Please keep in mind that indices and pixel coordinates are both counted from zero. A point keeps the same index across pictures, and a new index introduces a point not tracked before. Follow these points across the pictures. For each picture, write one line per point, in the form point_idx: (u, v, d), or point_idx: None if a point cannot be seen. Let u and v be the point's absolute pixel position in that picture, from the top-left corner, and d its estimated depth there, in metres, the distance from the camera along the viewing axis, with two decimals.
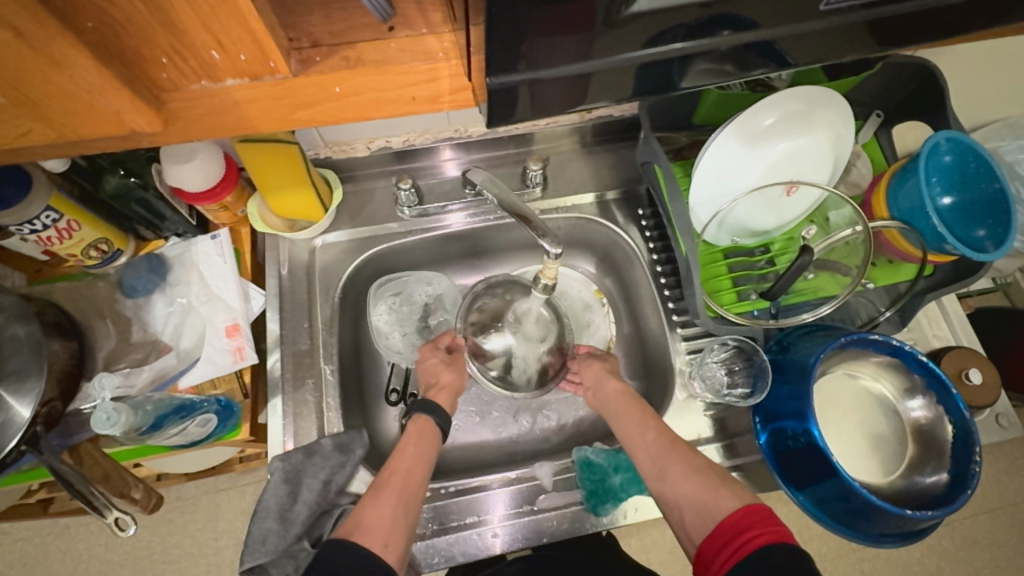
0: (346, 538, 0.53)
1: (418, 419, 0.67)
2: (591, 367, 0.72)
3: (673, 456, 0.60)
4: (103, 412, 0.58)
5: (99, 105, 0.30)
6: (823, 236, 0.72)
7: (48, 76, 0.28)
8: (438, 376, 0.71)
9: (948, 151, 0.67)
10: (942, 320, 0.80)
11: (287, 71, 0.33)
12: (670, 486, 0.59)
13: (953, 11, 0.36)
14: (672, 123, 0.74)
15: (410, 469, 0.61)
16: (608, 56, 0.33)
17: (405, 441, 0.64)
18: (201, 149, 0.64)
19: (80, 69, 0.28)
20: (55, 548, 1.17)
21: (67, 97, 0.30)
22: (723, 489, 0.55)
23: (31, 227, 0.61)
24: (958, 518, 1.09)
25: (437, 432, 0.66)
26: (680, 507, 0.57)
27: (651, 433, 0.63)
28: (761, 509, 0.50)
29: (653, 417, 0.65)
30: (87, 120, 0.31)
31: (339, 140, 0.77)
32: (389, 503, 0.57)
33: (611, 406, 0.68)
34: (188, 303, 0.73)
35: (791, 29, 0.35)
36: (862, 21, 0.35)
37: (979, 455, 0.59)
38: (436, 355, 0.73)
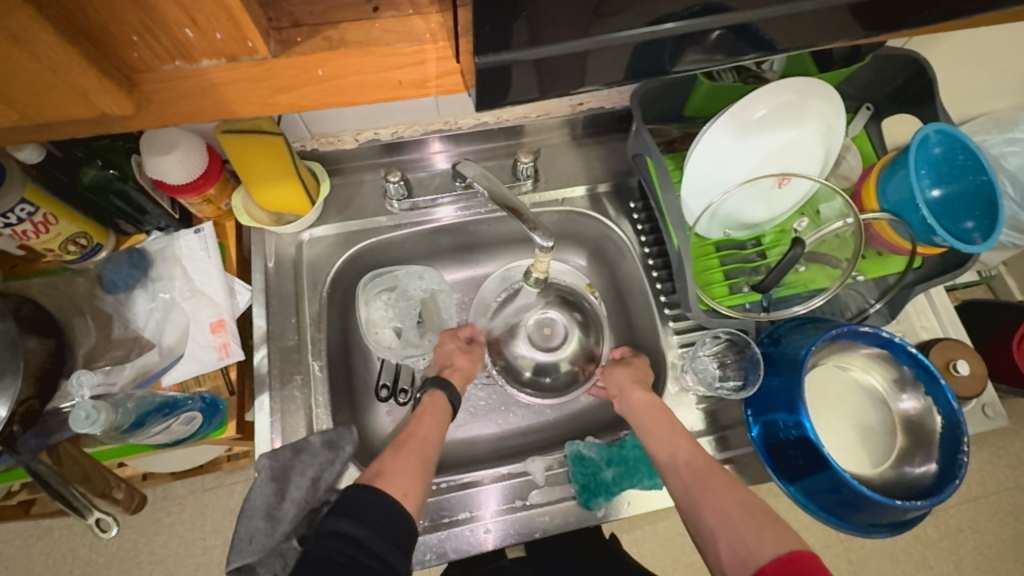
0: (370, 483, 0.56)
1: (430, 396, 0.69)
2: (616, 374, 0.73)
3: (711, 484, 0.60)
4: (81, 411, 0.56)
5: (66, 86, 0.29)
6: (814, 228, 0.72)
7: (8, 54, 0.26)
8: (454, 359, 0.75)
9: (937, 144, 0.67)
10: (929, 312, 0.80)
11: (266, 51, 0.31)
12: (702, 511, 0.58)
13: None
14: (664, 114, 0.74)
15: (427, 433, 0.65)
16: (601, 33, 0.32)
17: (422, 412, 0.67)
18: (181, 140, 0.63)
19: (44, 48, 0.26)
20: (37, 550, 1.14)
21: (31, 77, 0.28)
22: (767, 530, 0.54)
23: (5, 221, 0.58)
24: (943, 507, 1.11)
25: (449, 409, 0.69)
26: (715, 538, 0.56)
27: (683, 454, 0.63)
28: (811, 559, 0.49)
29: (683, 434, 0.65)
30: (54, 102, 0.30)
31: (326, 132, 0.75)
32: (410, 459, 0.61)
33: (643, 423, 0.68)
34: (171, 299, 0.71)
35: (785, 10, 0.35)
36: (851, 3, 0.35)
37: (967, 445, 0.60)
38: (454, 341, 0.77)
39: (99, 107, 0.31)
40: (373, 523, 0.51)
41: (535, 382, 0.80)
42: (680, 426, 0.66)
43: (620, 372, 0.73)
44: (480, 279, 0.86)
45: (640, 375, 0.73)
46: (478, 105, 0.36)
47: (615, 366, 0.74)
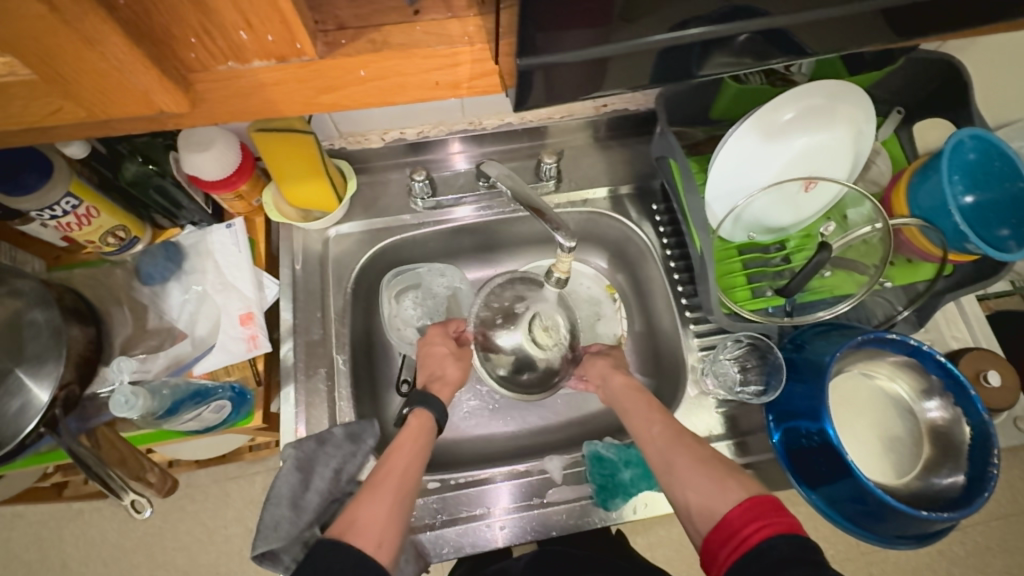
0: (340, 538, 0.52)
1: (412, 418, 0.66)
2: (597, 365, 0.73)
3: (682, 446, 0.59)
4: (120, 395, 0.58)
5: (128, 84, 0.30)
6: (841, 233, 0.71)
7: (80, 54, 0.28)
8: (444, 370, 0.72)
9: (972, 149, 0.66)
10: (960, 321, 0.79)
11: (313, 53, 0.33)
12: (676, 478, 0.57)
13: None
14: (689, 117, 0.73)
15: (407, 466, 0.61)
16: (630, 38, 0.33)
17: (401, 440, 0.63)
18: (217, 138, 0.65)
19: (111, 49, 0.28)
20: (68, 532, 1.19)
21: (96, 76, 0.30)
22: (731, 480, 0.54)
23: (51, 213, 0.62)
24: (970, 523, 1.08)
25: (433, 426, 0.66)
26: (686, 494, 0.56)
27: (658, 426, 0.62)
28: (769, 499, 0.49)
29: (659, 410, 0.64)
30: (115, 100, 0.31)
31: (354, 131, 0.77)
32: (385, 500, 0.56)
33: (623, 403, 0.67)
34: (203, 291, 0.74)
35: (817, 14, 0.35)
36: (883, 7, 0.35)
37: (997, 457, 0.59)
38: (444, 344, 0.74)
39: (156, 105, 0.32)
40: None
41: (509, 378, 0.76)
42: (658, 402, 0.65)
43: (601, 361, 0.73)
44: None
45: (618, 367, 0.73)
46: (514, 105, 0.36)
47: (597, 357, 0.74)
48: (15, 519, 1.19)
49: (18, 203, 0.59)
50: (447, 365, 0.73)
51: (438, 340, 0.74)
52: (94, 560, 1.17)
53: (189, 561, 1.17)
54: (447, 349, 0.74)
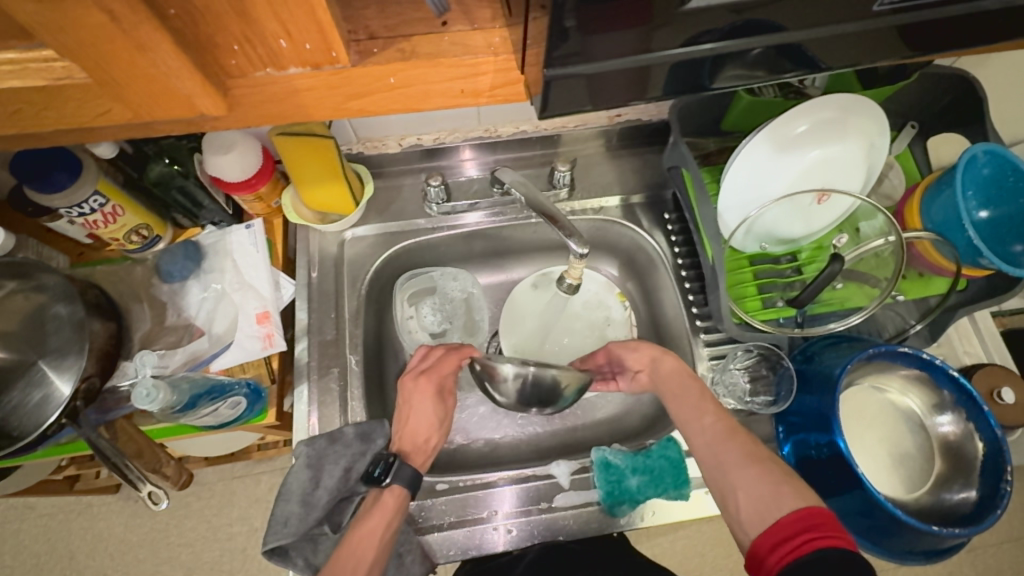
0: None
1: (387, 497, 0.62)
2: (639, 351, 0.70)
3: (732, 442, 0.60)
4: (142, 388, 0.60)
5: (174, 88, 0.32)
6: (853, 246, 0.71)
7: (132, 59, 0.29)
8: (426, 439, 0.68)
9: (986, 164, 0.66)
10: (974, 337, 0.78)
11: (347, 61, 0.34)
12: (728, 481, 0.57)
13: (997, 18, 0.36)
14: (702, 128, 0.74)
15: (375, 557, 0.58)
16: (647, 52, 0.33)
17: (375, 520, 0.60)
18: (239, 141, 0.67)
19: (160, 55, 0.29)
20: (77, 525, 1.21)
21: (144, 81, 0.31)
22: (785, 486, 0.53)
23: (79, 211, 0.63)
24: (981, 545, 1.07)
25: (408, 502, 0.63)
26: (737, 495, 0.55)
27: (709, 417, 0.62)
28: (823, 512, 0.48)
29: (704, 399, 0.64)
30: (159, 104, 0.33)
31: (371, 137, 0.79)
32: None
33: (673, 391, 0.66)
34: (222, 289, 0.75)
35: (836, 30, 0.35)
36: (902, 23, 0.35)
37: (1011, 474, 0.58)
38: (433, 411, 0.69)
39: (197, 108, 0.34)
40: None
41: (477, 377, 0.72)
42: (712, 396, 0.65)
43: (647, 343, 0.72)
44: (510, 284, 0.88)
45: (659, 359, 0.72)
46: (536, 113, 0.37)
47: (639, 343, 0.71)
48: (26, 511, 1.21)
49: (49, 200, 0.61)
50: (432, 433, 0.68)
51: (422, 407, 0.68)
52: (101, 553, 1.19)
53: (194, 557, 1.18)
54: (434, 417, 0.68)
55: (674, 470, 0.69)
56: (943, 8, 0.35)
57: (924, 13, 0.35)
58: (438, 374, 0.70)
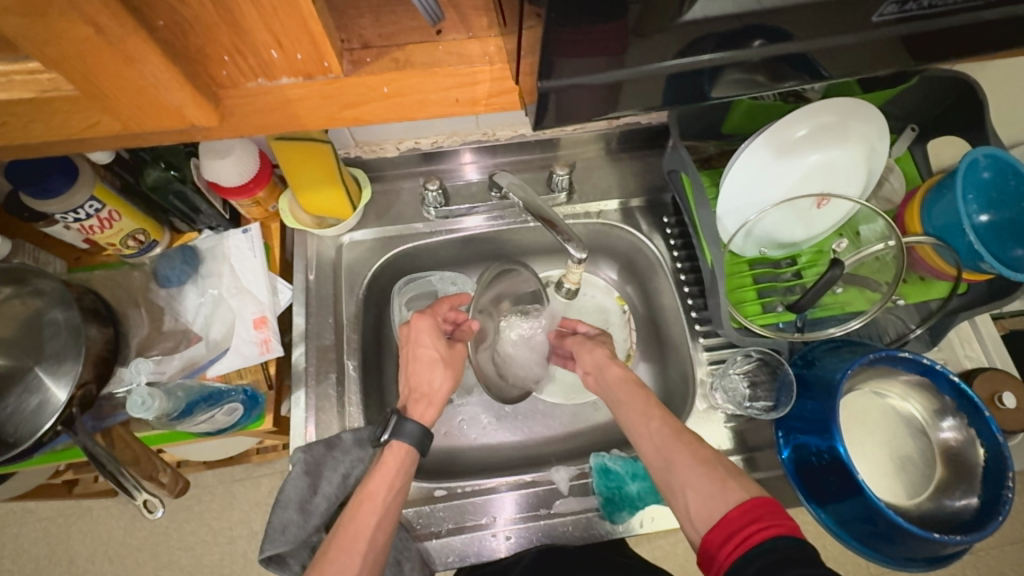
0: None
1: (396, 452, 0.62)
2: (593, 354, 0.72)
3: (679, 446, 0.58)
4: (137, 396, 0.59)
5: (163, 99, 0.31)
6: (854, 250, 0.71)
7: (120, 71, 0.29)
8: (429, 387, 0.68)
9: (986, 168, 0.66)
10: (974, 340, 0.77)
11: (340, 71, 0.34)
12: (676, 482, 0.57)
13: (997, 30, 0.36)
14: (702, 132, 0.74)
15: (379, 520, 0.58)
16: (645, 64, 0.33)
17: (376, 482, 0.60)
18: (236, 146, 0.66)
19: (149, 67, 0.29)
20: (76, 529, 1.20)
21: (133, 92, 0.31)
22: (730, 481, 0.53)
23: (75, 216, 0.63)
24: (983, 547, 1.07)
25: (415, 457, 0.63)
26: (686, 494, 0.55)
27: (655, 422, 0.61)
28: (766, 501, 0.49)
29: (657, 405, 0.63)
30: (150, 115, 0.32)
31: (369, 141, 0.78)
32: (353, 561, 0.56)
33: (626, 398, 0.65)
34: (219, 295, 0.75)
35: (836, 40, 0.35)
36: (901, 34, 0.35)
37: (1012, 482, 0.57)
38: (433, 349, 0.69)
39: (188, 118, 0.33)
40: None
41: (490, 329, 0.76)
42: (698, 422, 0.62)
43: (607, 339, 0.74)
44: None
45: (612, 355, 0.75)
46: (532, 124, 0.37)
47: (601, 345, 0.73)
48: (26, 515, 1.21)
49: (44, 207, 0.61)
50: (435, 373, 0.68)
51: (426, 341, 0.69)
52: (101, 557, 1.18)
53: (194, 562, 1.18)
54: (436, 353, 0.69)
55: None
56: (943, 19, 0.34)
57: (924, 24, 0.34)
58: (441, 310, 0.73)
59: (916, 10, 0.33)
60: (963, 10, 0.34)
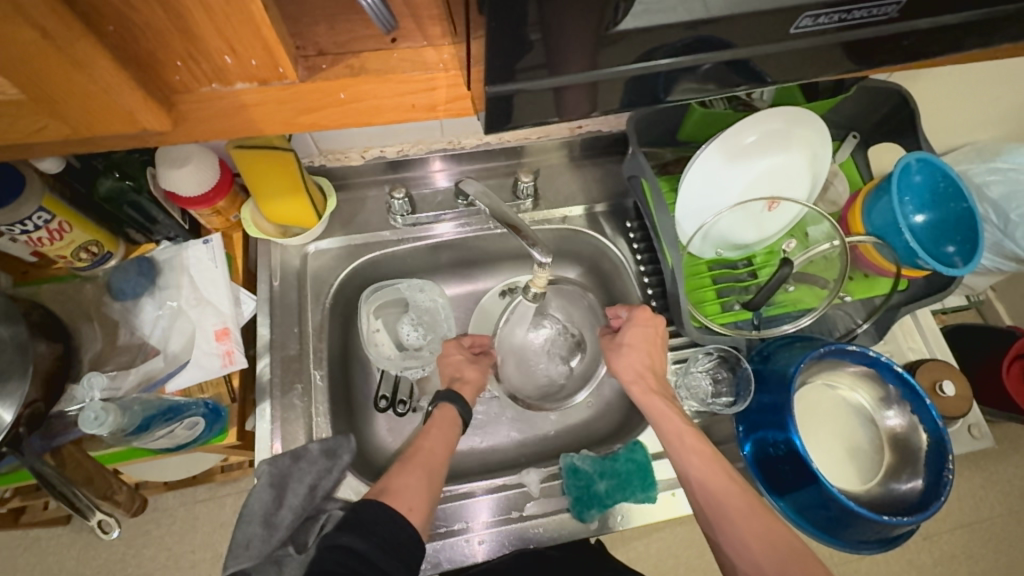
0: (377, 499, 0.54)
1: (445, 406, 0.67)
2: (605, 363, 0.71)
3: (730, 509, 0.58)
4: (91, 412, 0.57)
5: (114, 104, 0.31)
6: (803, 249, 0.75)
7: (67, 75, 0.28)
8: (464, 371, 0.72)
9: (919, 171, 0.70)
10: (915, 333, 0.82)
11: (294, 77, 0.34)
12: (724, 544, 0.58)
13: (915, 42, 0.38)
14: (658, 139, 0.78)
15: (433, 446, 0.62)
16: (607, 67, 0.34)
17: (430, 425, 0.65)
18: (194, 154, 0.65)
19: (98, 70, 0.29)
20: (23, 561, 1.13)
21: (82, 97, 0.30)
22: (792, 565, 0.53)
23: (22, 228, 0.61)
24: (936, 532, 1.13)
25: (460, 420, 0.67)
26: (738, 565, 0.56)
27: (702, 475, 0.60)
28: None
29: (703, 454, 0.61)
30: (101, 118, 0.32)
31: (333, 149, 0.79)
32: (414, 473, 0.58)
33: (674, 445, 0.63)
34: (178, 307, 0.73)
35: (772, 48, 0.37)
36: (831, 42, 0.37)
37: (951, 463, 0.62)
38: (460, 353, 0.74)
39: (140, 123, 0.33)
40: (374, 538, 0.50)
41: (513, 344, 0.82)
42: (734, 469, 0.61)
43: (639, 337, 0.70)
44: (478, 294, 0.89)
45: (661, 343, 0.71)
46: (485, 128, 0.37)
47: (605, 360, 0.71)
48: None
49: None
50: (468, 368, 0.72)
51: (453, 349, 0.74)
52: None
53: None
54: (464, 354, 0.74)
55: (642, 472, 0.70)
56: (870, 30, 0.36)
57: (852, 34, 0.36)
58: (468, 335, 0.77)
59: (834, 23, 0.35)
60: (886, 20, 0.36)
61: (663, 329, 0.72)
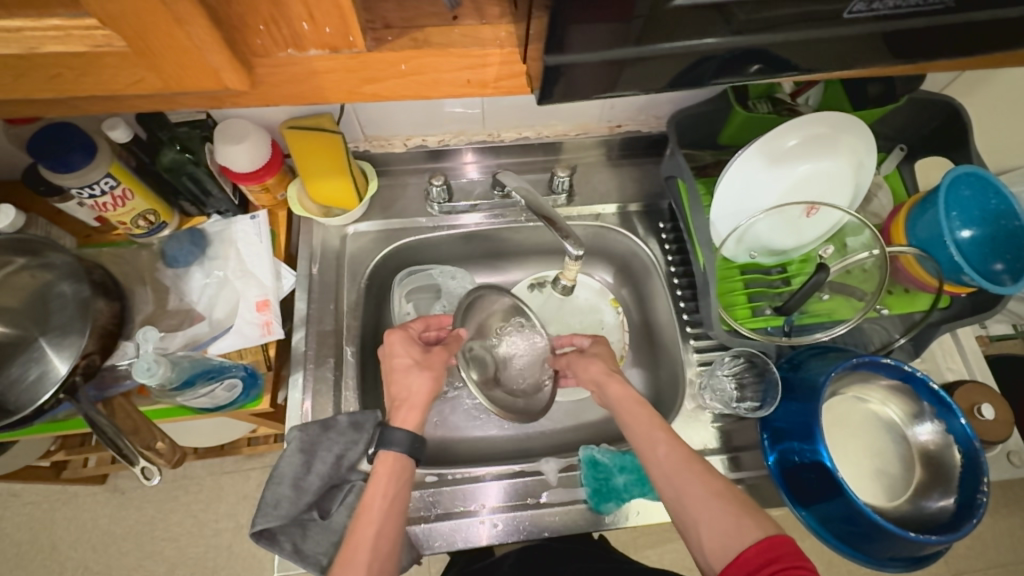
0: None
1: (386, 459, 0.62)
2: (590, 370, 0.71)
3: (690, 473, 0.58)
4: (144, 361, 0.60)
5: (204, 61, 0.33)
6: (839, 257, 0.74)
7: (169, 31, 0.30)
8: (407, 384, 0.66)
9: (968, 185, 0.69)
10: (956, 353, 0.80)
11: (363, 45, 0.36)
12: (689, 515, 0.56)
13: (975, 33, 0.37)
14: (698, 142, 0.79)
15: (378, 530, 0.58)
16: (648, 44, 0.34)
17: (372, 493, 0.59)
18: (251, 133, 0.69)
19: (194, 29, 0.30)
20: (61, 515, 1.20)
21: (176, 54, 0.32)
22: (748, 518, 0.53)
23: (90, 192, 0.65)
24: (968, 570, 1.08)
25: (408, 466, 0.62)
26: (699, 529, 0.55)
27: (662, 447, 0.61)
28: (785, 541, 0.50)
29: (662, 427, 0.62)
30: (188, 75, 0.34)
31: (379, 135, 0.81)
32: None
33: (640, 424, 0.63)
34: (224, 276, 0.77)
35: (833, 32, 0.35)
36: (879, 31, 0.36)
37: (987, 485, 0.60)
38: (407, 355, 0.68)
39: (224, 82, 0.35)
40: None
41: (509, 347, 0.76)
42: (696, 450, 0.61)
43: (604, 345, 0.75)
44: (507, 286, 0.91)
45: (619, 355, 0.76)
46: (537, 101, 0.38)
47: (590, 361, 0.72)
48: (11, 499, 1.20)
49: (61, 180, 0.63)
50: (411, 378, 0.67)
51: (400, 350, 0.68)
52: (84, 545, 1.18)
53: (178, 553, 1.18)
54: (410, 359, 0.68)
55: None
56: (924, 19, 0.35)
57: (904, 22, 0.35)
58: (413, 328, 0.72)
59: (883, 10, 0.34)
60: (942, 10, 0.35)
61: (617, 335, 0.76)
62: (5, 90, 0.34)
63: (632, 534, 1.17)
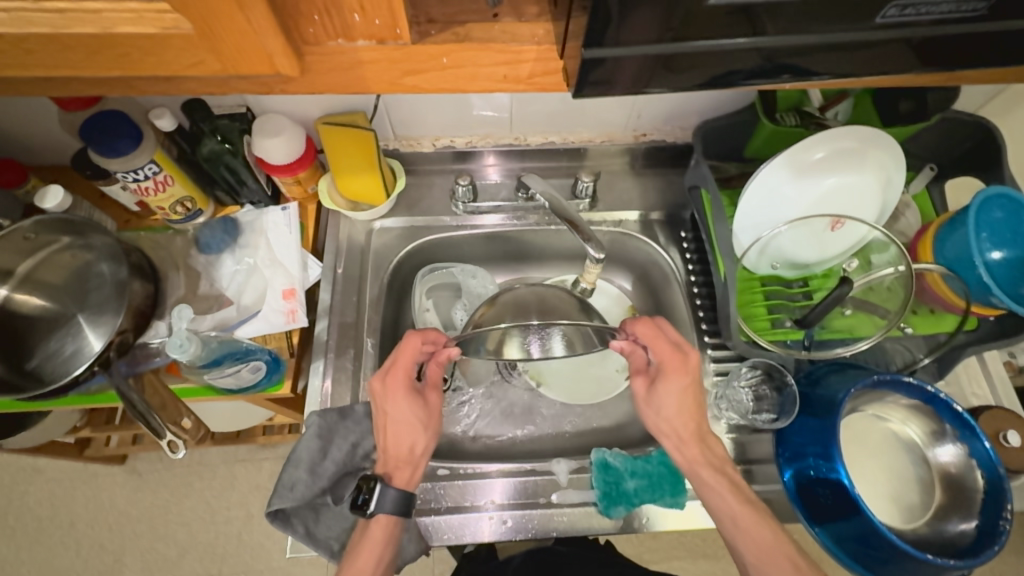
0: None
1: (376, 527, 0.60)
2: (665, 423, 0.67)
3: None
4: (176, 339, 0.63)
5: (261, 47, 0.35)
6: (863, 273, 0.73)
7: (231, 17, 0.32)
8: (399, 449, 0.64)
9: (999, 206, 0.67)
10: (982, 378, 0.78)
11: (408, 38, 0.38)
12: None
13: (1015, 39, 0.37)
14: (723, 153, 0.79)
15: None
16: (682, 41, 0.35)
17: (361, 563, 0.59)
18: (287, 128, 0.72)
19: (254, 14, 0.32)
20: (80, 492, 1.23)
21: (234, 39, 0.34)
22: None
23: (134, 177, 0.68)
24: None
25: (399, 523, 0.61)
26: None
27: (752, 556, 0.59)
28: None
29: (759, 537, 0.59)
30: (247, 61, 0.36)
31: (408, 135, 0.83)
32: None
33: (729, 526, 0.61)
34: (254, 264, 0.79)
35: (866, 37, 0.36)
36: (915, 35, 0.36)
37: (1010, 511, 0.59)
38: (412, 413, 0.65)
39: (277, 68, 0.37)
40: None
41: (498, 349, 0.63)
42: (798, 555, 0.58)
43: (676, 393, 0.66)
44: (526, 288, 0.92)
45: (698, 395, 0.66)
46: (572, 93, 0.39)
47: (661, 417, 0.67)
48: (35, 474, 1.24)
49: (107, 164, 0.66)
50: (413, 437, 0.65)
51: (403, 410, 0.65)
52: (100, 523, 1.21)
53: (189, 537, 1.20)
54: (415, 419, 0.65)
55: (673, 477, 0.70)
56: (958, 25, 0.36)
57: (939, 29, 0.36)
58: (405, 365, 0.66)
59: (917, 16, 0.34)
60: (976, 18, 0.35)
61: (694, 361, 0.66)
62: (79, 67, 0.36)
63: (639, 547, 1.16)
